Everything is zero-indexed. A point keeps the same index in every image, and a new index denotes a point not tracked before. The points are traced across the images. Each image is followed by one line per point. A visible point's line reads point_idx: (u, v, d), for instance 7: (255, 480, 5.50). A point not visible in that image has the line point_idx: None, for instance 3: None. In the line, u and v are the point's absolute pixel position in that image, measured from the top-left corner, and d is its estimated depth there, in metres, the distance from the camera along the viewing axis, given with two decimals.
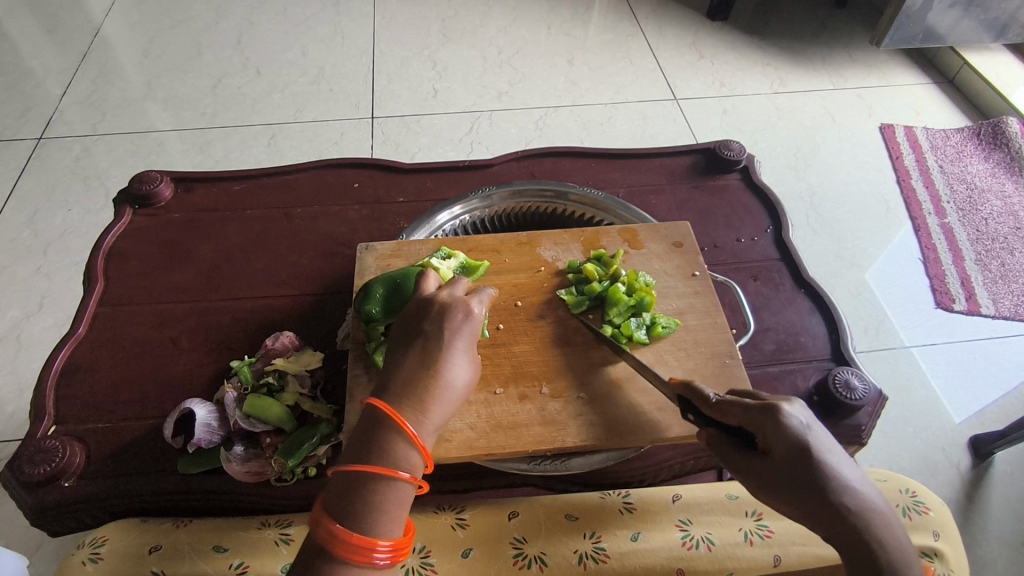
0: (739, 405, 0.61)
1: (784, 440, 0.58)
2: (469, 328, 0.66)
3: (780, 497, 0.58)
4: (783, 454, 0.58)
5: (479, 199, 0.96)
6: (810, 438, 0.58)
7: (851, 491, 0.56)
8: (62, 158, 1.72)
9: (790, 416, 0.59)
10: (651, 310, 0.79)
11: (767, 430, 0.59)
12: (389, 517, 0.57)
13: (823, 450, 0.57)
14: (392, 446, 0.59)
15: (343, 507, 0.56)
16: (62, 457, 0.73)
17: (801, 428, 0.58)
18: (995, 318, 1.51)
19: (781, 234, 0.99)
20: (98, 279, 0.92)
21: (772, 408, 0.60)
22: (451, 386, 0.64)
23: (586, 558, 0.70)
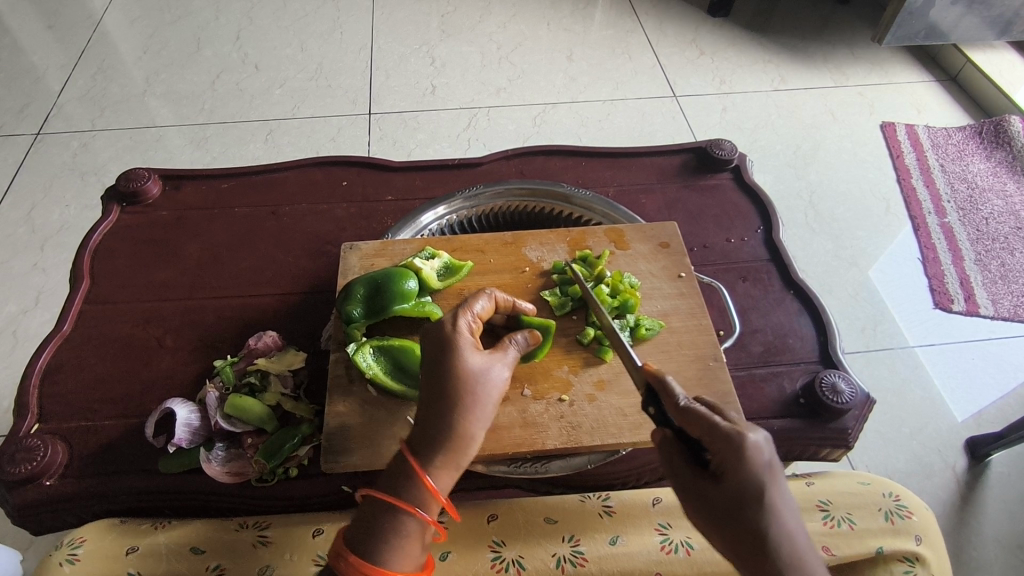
0: (705, 424, 0.56)
1: (741, 478, 0.53)
2: (466, 337, 0.64)
3: (718, 527, 0.55)
4: (734, 491, 0.54)
5: (463, 199, 0.96)
6: (767, 479, 0.54)
7: (790, 537, 0.54)
8: (59, 153, 1.72)
9: (755, 452, 0.54)
10: (635, 312, 0.79)
11: (727, 461, 0.54)
12: (401, 554, 0.57)
13: (775, 495, 0.54)
14: (410, 483, 0.58)
15: (357, 538, 0.57)
16: (44, 455, 0.74)
17: (763, 466, 0.54)
18: (994, 319, 1.50)
19: (771, 235, 0.98)
20: (85, 277, 0.92)
21: (740, 440, 0.54)
22: (485, 392, 0.62)
23: (563, 562, 0.70)
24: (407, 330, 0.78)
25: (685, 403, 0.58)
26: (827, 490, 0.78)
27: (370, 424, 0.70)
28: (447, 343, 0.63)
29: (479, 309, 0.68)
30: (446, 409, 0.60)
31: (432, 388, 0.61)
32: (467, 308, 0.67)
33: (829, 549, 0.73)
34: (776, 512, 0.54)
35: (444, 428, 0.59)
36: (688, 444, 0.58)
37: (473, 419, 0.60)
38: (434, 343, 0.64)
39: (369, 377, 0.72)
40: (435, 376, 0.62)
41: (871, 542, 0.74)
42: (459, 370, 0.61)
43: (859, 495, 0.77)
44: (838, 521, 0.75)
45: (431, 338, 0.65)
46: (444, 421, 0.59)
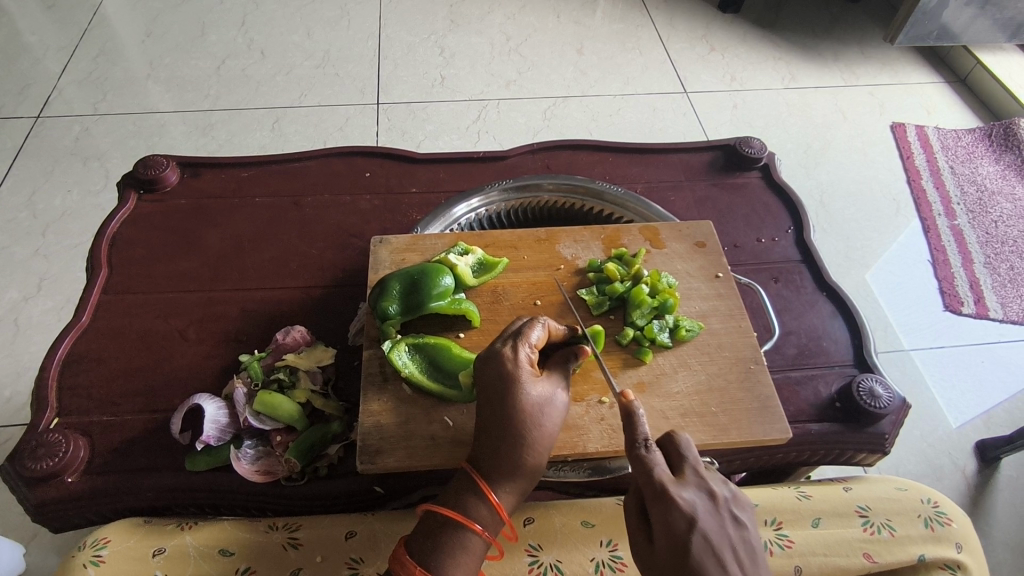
0: (642, 475, 0.55)
1: (668, 537, 0.53)
2: (523, 370, 0.62)
3: None
4: (663, 551, 0.53)
5: (498, 191, 0.94)
6: (694, 539, 0.52)
7: None
8: (60, 137, 1.68)
9: (681, 510, 0.53)
10: (674, 313, 0.77)
11: (655, 519, 0.54)
12: (464, 569, 0.58)
13: (704, 558, 0.52)
14: (477, 501, 0.59)
15: (418, 546, 0.58)
16: (66, 451, 0.71)
17: (689, 526, 0.52)
18: (1004, 323, 1.50)
19: (804, 236, 0.97)
20: (102, 266, 0.90)
21: (663, 496, 0.54)
22: (544, 431, 0.62)
23: (602, 567, 0.69)
24: (441, 327, 0.76)
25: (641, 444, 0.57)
26: (865, 496, 0.77)
27: (407, 424, 0.68)
28: (509, 378, 0.62)
29: (537, 338, 0.65)
30: (515, 445, 0.60)
31: (494, 424, 0.61)
32: (524, 339, 0.64)
33: (870, 556, 0.73)
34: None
35: (514, 461, 0.60)
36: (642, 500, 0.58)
37: (541, 451, 0.61)
38: (492, 376, 0.63)
39: (405, 376, 0.70)
40: (496, 414, 0.61)
41: (913, 549, 0.74)
42: (519, 406, 0.61)
43: (897, 501, 0.77)
44: (878, 528, 0.75)
45: (485, 369, 0.63)
46: (511, 455, 0.60)
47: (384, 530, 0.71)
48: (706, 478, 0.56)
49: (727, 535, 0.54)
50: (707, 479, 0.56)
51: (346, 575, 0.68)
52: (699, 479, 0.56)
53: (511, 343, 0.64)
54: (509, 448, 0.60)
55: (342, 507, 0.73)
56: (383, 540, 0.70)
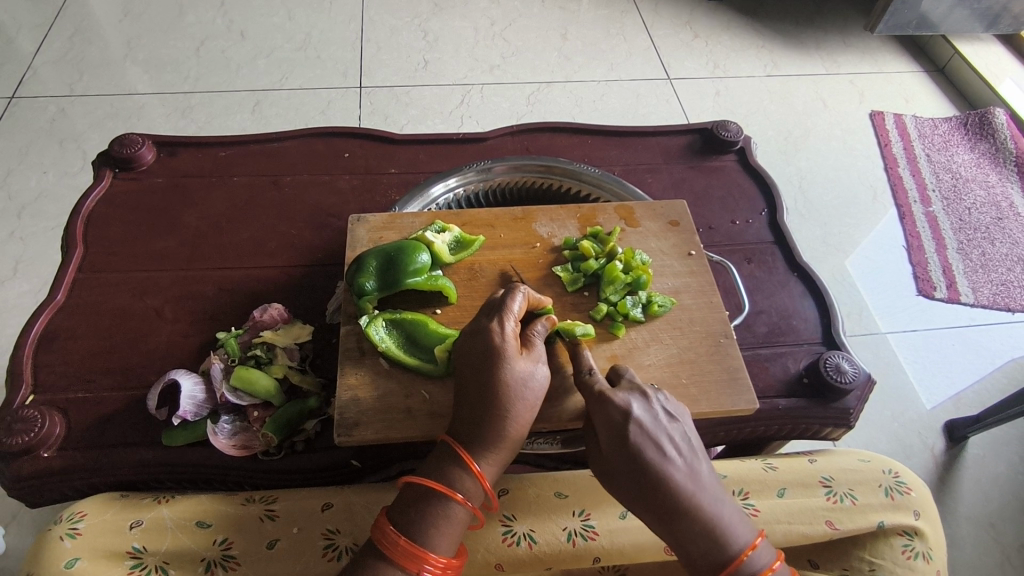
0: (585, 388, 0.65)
1: (610, 430, 0.61)
2: (509, 346, 0.63)
3: (611, 479, 0.62)
4: (608, 444, 0.62)
5: (475, 171, 0.94)
6: (632, 430, 0.61)
7: (669, 481, 0.59)
8: (35, 118, 1.65)
9: (620, 408, 0.62)
10: (647, 289, 0.79)
11: (598, 419, 0.63)
12: (446, 539, 0.59)
13: (643, 443, 0.60)
14: (461, 472, 0.61)
15: (404, 519, 0.59)
16: (42, 427, 0.72)
17: (627, 419, 0.61)
18: (974, 307, 1.54)
19: (777, 217, 0.99)
20: (78, 244, 0.89)
21: (602, 400, 0.63)
22: (529, 405, 0.63)
23: (575, 535, 0.71)
24: (418, 304, 0.77)
25: (585, 368, 0.67)
26: (829, 467, 0.80)
27: (384, 397, 0.69)
28: (492, 350, 0.63)
29: (518, 309, 0.66)
30: (499, 416, 0.61)
31: (479, 398, 0.62)
32: (508, 313, 0.65)
33: (832, 523, 0.75)
34: (651, 458, 0.60)
35: (497, 431, 0.61)
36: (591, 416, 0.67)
37: (523, 422, 0.63)
38: (474, 349, 0.64)
39: (382, 350, 0.71)
40: (481, 387, 0.62)
41: (872, 516, 0.76)
42: (505, 380, 0.62)
43: (860, 472, 0.80)
44: (840, 496, 0.77)
45: (469, 342, 0.65)
46: (494, 426, 0.61)
47: (360, 501, 0.72)
48: (642, 387, 0.65)
49: (662, 426, 0.62)
50: (643, 387, 0.65)
51: (323, 545, 0.69)
52: (632, 385, 0.65)
53: (497, 318, 0.65)
54: (492, 417, 0.61)
55: (319, 480, 0.74)
56: (360, 511, 0.71)
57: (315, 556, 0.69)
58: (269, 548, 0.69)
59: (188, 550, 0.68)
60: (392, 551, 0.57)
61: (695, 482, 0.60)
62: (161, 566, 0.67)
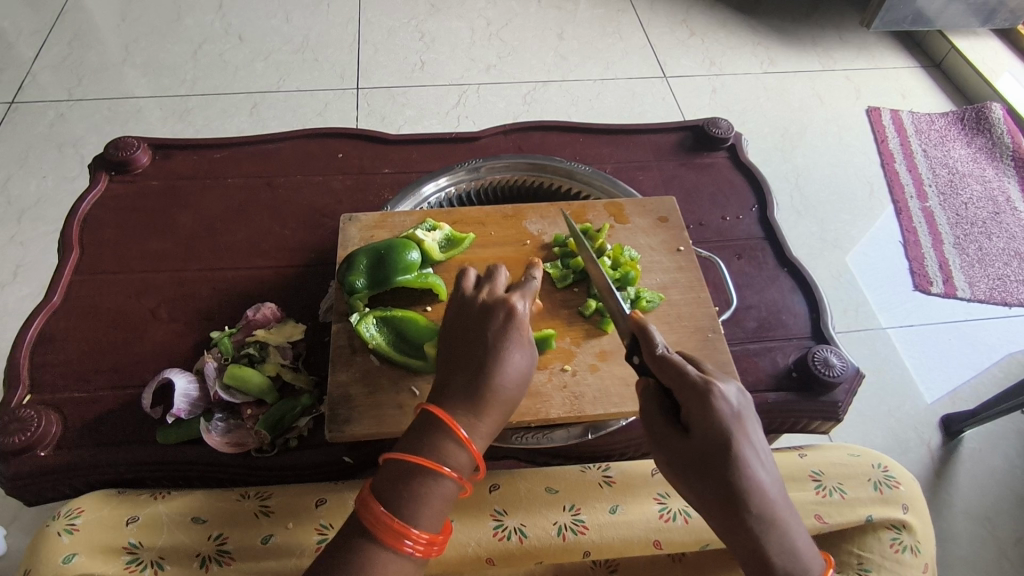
0: (677, 370, 0.57)
1: (709, 427, 0.54)
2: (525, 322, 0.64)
3: (692, 477, 0.55)
4: (702, 442, 0.55)
5: (465, 171, 0.95)
6: (734, 426, 0.55)
7: (760, 490, 0.54)
8: (35, 123, 1.67)
9: (724, 401, 0.55)
10: (635, 285, 0.80)
11: (695, 411, 0.55)
12: (433, 514, 0.57)
13: (742, 443, 0.54)
14: (453, 445, 0.58)
15: (390, 496, 0.56)
16: (38, 427, 0.73)
17: (731, 415, 0.55)
18: (971, 302, 1.54)
19: (767, 213, 0.99)
20: (74, 246, 0.90)
21: (705, 390, 0.55)
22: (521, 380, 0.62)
23: (565, 530, 0.72)
24: (409, 301, 0.78)
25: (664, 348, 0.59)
26: (819, 461, 0.81)
27: (374, 395, 0.70)
28: (509, 316, 0.63)
29: (535, 289, 0.68)
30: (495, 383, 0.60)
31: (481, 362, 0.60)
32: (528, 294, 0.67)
33: (821, 517, 0.76)
34: (749, 463, 0.54)
35: (497, 397, 0.60)
36: (662, 397, 0.59)
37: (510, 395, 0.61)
38: (488, 315, 0.63)
39: (372, 347, 0.72)
40: (488, 353, 0.61)
41: (861, 510, 0.77)
42: (512, 351, 0.61)
43: (850, 466, 0.81)
44: (830, 491, 0.78)
45: (480, 307, 0.64)
46: (495, 391, 0.60)
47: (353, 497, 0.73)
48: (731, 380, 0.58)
49: (754, 425, 0.57)
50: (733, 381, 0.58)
51: (316, 540, 0.70)
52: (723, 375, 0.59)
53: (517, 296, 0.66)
54: (496, 379, 0.60)
55: (312, 477, 0.75)
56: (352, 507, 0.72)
57: (308, 550, 0.70)
58: (263, 544, 0.70)
59: (183, 546, 0.69)
60: (378, 528, 0.55)
61: (780, 492, 0.56)
62: (156, 561, 0.69)
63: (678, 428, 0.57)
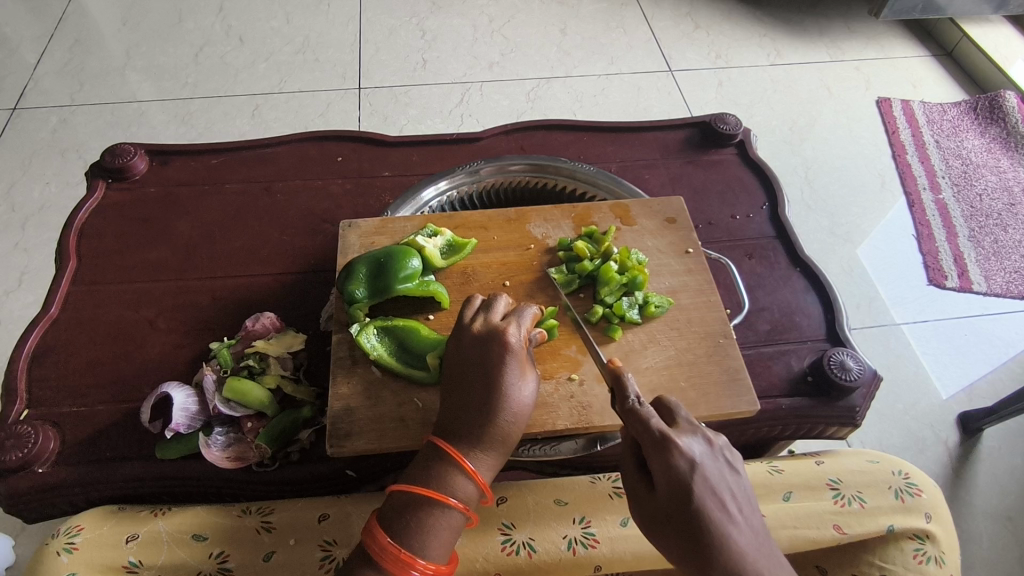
0: (640, 425, 0.58)
1: (670, 480, 0.54)
2: (519, 352, 0.64)
3: (660, 534, 0.55)
4: (666, 496, 0.54)
5: (467, 173, 0.93)
6: (696, 480, 0.54)
7: (729, 544, 0.53)
8: (37, 129, 1.66)
9: (682, 455, 0.55)
10: (643, 289, 0.77)
11: (656, 466, 0.55)
12: (441, 546, 0.58)
13: (704, 495, 0.54)
14: (459, 478, 0.60)
15: (398, 527, 0.57)
16: (36, 442, 0.71)
17: (690, 469, 0.54)
18: (987, 295, 1.50)
19: (778, 211, 0.97)
20: (71, 256, 0.89)
21: (663, 443, 0.55)
22: (525, 409, 0.63)
23: (575, 544, 0.70)
24: (411, 310, 0.76)
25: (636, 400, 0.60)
26: (837, 469, 0.79)
27: (376, 407, 0.68)
28: (507, 352, 0.63)
29: (531, 317, 0.68)
30: (497, 419, 0.61)
31: (483, 400, 0.62)
32: (520, 322, 0.66)
33: (840, 528, 0.74)
34: (713, 517, 0.53)
35: (502, 431, 0.61)
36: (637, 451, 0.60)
37: (519, 427, 0.63)
38: (486, 352, 0.64)
39: (373, 358, 0.70)
40: (488, 389, 0.62)
41: (883, 519, 0.74)
42: (509, 386, 0.62)
43: (869, 473, 0.78)
44: (849, 500, 0.76)
45: (477, 342, 0.65)
46: (499, 425, 0.61)
47: (356, 510, 0.71)
48: (699, 430, 0.59)
49: (723, 477, 0.56)
50: (701, 431, 0.59)
51: (319, 556, 0.69)
52: (692, 427, 0.59)
53: (510, 324, 0.66)
54: (501, 417, 0.61)
55: (313, 490, 0.73)
56: (356, 520, 0.71)
57: (311, 567, 0.68)
58: (265, 561, 0.68)
59: (184, 563, 0.67)
60: (384, 559, 0.56)
61: (756, 546, 0.53)
62: None
63: (648, 484, 0.57)
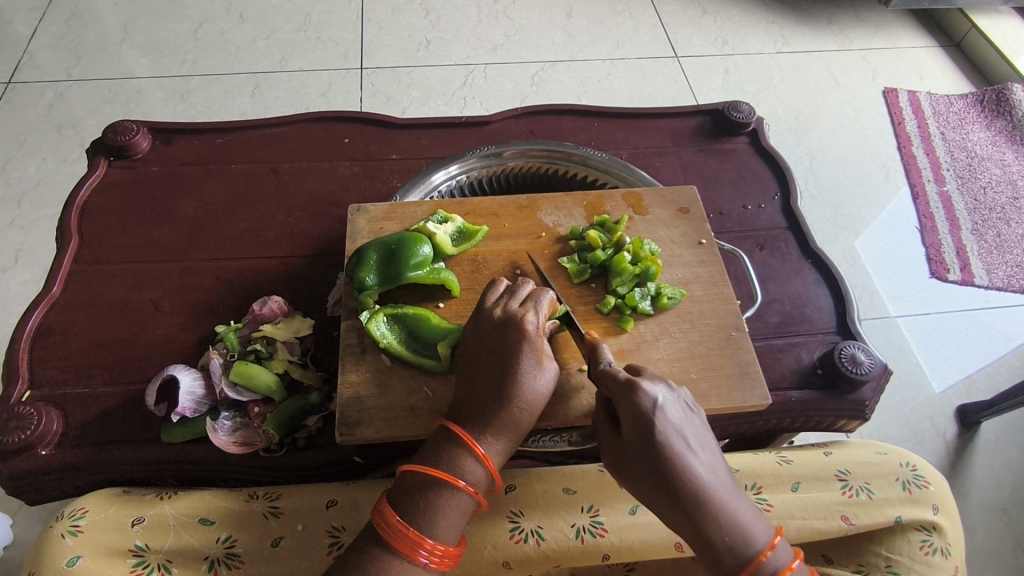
0: (610, 376, 0.61)
1: (635, 419, 0.57)
2: (537, 341, 0.63)
3: (630, 472, 0.58)
4: (633, 434, 0.57)
5: (477, 158, 0.92)
6: (659, 417, 0.57)
7: (690, 474, 0.55)
8: (32, 103, 1.62)
9: (646, 395, 0.58)
10: (656, 280, 0.77)
11: (623, 408, 0.58)
12: (449, 527, 0.58)
13: (666, 430, 0.56)
14: (468, 462, 0.59)
15: (407, 506, 0.58)
16: (38, 424, 0.70)
17: (653, 409, 0.57)
18: (989, 289, 1.50)
19: (790, 202, 0.96)
20: (72, 234, 0.87)
21: (629, 387, 0.59)
22: (538, 399, 0.62)
23: (584, 532, 0.70)
24: (420, 297, 0.75)
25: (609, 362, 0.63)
26: (845, 460, 0.79)
27: (386, 395, 0.67)
28: (524, 341, 0.63)
29: (550, 305, 0.67)
30: (507, 406, 0.61)
31: (494, 386, 0.61)
32: (539, 309, 0.66)
33: (848, 518, 0.74)
34: (675, 451, 0.56)
35: (511, 420, 0.61)
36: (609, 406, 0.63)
37: (530, 416, 0.62)
38: (504, 338, 0.63)
39: (383, 346, 0.69)
40: (499, 375, 0.62)
41: (890, 511, 0.74)
42: (521, 373, 0.62)
43: (876, 464, 0.78)
44: (856, 491, 0.76)
45: (496, 329, 0.64)
46: (508, 413, 0.60)
47: (365, 498, 0.71)
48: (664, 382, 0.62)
49: (688, 419, 0.58)
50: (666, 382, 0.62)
51: (327, 543, 0.68)
52: (656, 377, 0.61)
53: (529, 311, 0.65)
54: (512, 405, 0.61)
55: (320, 477, 0.73)
56: (364, 508, 0.70)
57: (319, 553, 0.68)
58: (273, 546, 0.68)
59: (191, 548, 0.67)
60: (393, 538, 0.56)
61: (716, 479, 0.56)
62: (164, 564, 0.66)
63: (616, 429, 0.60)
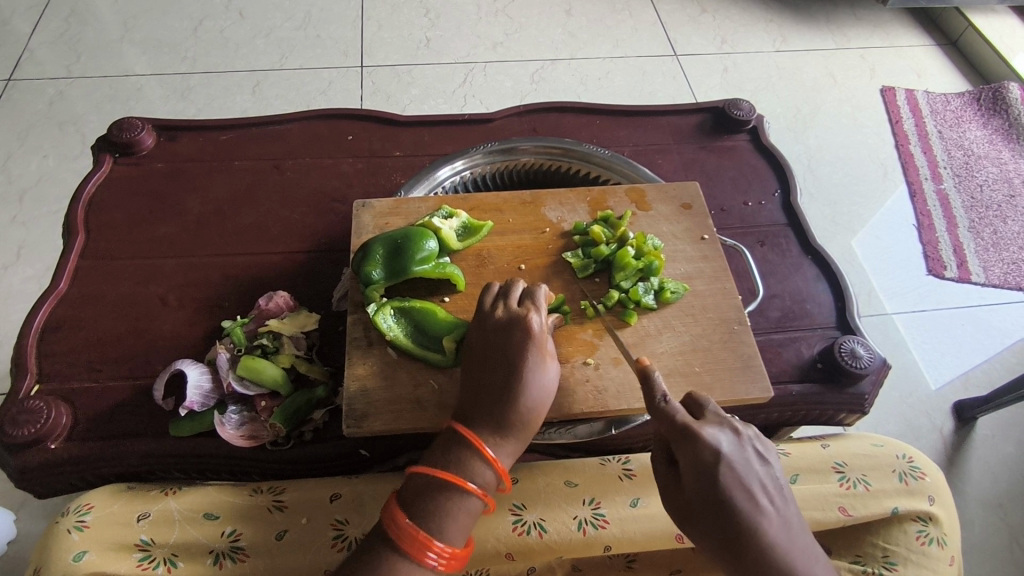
0: (667, 420, 0.58)
1: (697, 471, 0.56)
2: (540, 338, 0.64)
3: (691, 524, 0.57)
4: (695, 486, 0.56)
5: (481, 154, 0.92)
6: (723, 471, 0.55)
7: (761, 531, 0.55)
8: (33, 101, 1.62)
9: (709, 445, 0.56)
10: (659, 275, 0.77)
11: (683, 457, 0.56)
12: (458, 529, 0.58)
13: (732, 485, 0.55)
14: (477, 464, 0.60)
15: (416, 508, 0.58)
16: (48, 418, 0.71)
17: (717, 460, 0.55)
18: (985, 286, 1.52)
19: (790, 198, 0.97)
20: (79, 230, 0.88)
21: (691, 435, 0.56)
22: (545, 395, 0.63)
23: (585, 524, 0.71)
24: (426, 292, 0.76)
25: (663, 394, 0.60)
26: (842, 452, 0.80)
27: (392, 388, 0.68)
28: (529, 339, 0.64)
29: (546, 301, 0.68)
30: (518, 404, 0.61)
31: (503, 385, 0.62)
32: (538, 306, 0.67)
33: (845, 510, 0.75)
34: (740, 507, 0.55)
35: (523, 417, 0.62)
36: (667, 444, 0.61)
37: (539, 413, 0.63)
38: (508, 337, 0.64)
39: (389, 339, 0.70)
40: (507, 374, 0.62)
41: (886, 502, 0.76)
42: (529, 370, 0.63)
43: (873, 456, 0.79)
44: (853, 483, 0.77)
45: (500, 329, 0.65)
46: (519, 411, 0.61)
47: (370, 491, 0.72)
48: (727, 420, 0.59)
49: (752, 468, 0.57)
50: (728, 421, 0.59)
51: (332, 535, 0.69)
52: (720, 419, 0.59)
53: (529, 309, 0.66)
54: (522, 403, 0.62)
55: (327, 471, 0.74)
56: (368, 501, 0.71)
57: (323, 545, 0.69)
58: (278, 540, 0.68)
59: (196, 542, 0.68)
60: (402, 541, 0.57)
61: (784, 530, 0.56)
62: (169, 558, 0.67)
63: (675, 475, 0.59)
